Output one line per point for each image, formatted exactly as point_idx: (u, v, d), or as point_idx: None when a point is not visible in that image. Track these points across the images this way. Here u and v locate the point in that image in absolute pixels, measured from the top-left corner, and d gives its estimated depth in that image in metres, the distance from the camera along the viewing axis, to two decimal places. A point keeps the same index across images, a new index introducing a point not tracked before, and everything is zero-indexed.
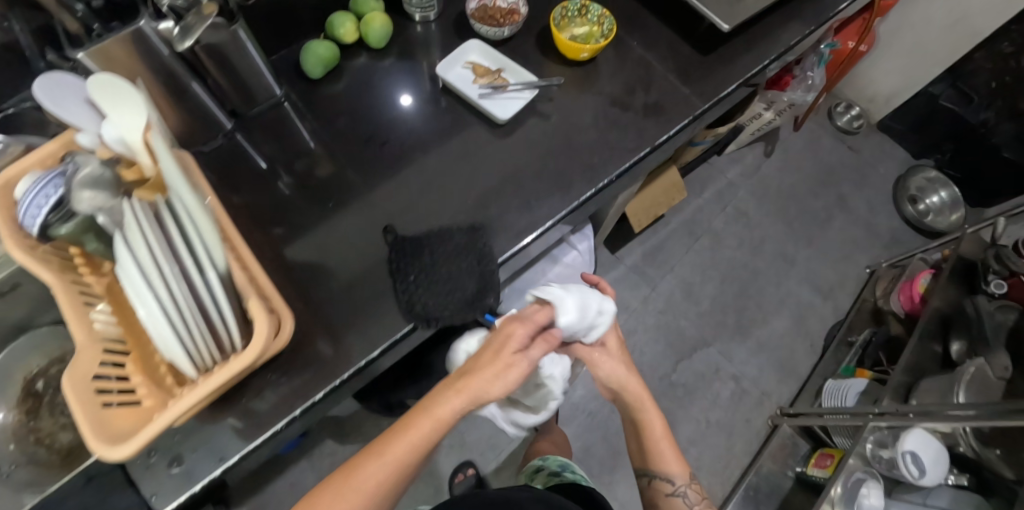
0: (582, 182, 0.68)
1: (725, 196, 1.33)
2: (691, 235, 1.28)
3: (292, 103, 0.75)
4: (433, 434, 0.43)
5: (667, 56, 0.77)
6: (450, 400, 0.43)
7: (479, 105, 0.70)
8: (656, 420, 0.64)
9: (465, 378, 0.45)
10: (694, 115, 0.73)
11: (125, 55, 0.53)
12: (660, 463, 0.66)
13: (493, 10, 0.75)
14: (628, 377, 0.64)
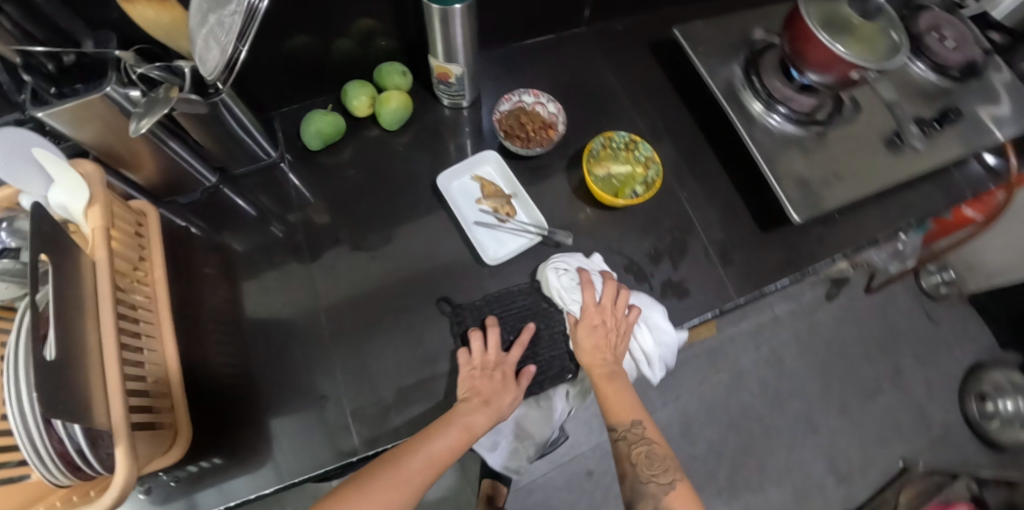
0: (558, 359, 0.58)
1: (763, 333, 1.17)
2: (709, 366, 1.14)
3: (288, 167, 0.68)
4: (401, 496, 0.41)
5: (715, 222, 0.65)
6: (409, 452, 0.45)
7: (469, 235, 0.60)
8: (618, 396, 0.51)
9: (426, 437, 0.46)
10: (721, 308, 0.61)
11: (94, 117, 0.46)
12: (610, 412, 0.51)
13: (528, 117, 0.64)
14: (600, 364, 0.53)
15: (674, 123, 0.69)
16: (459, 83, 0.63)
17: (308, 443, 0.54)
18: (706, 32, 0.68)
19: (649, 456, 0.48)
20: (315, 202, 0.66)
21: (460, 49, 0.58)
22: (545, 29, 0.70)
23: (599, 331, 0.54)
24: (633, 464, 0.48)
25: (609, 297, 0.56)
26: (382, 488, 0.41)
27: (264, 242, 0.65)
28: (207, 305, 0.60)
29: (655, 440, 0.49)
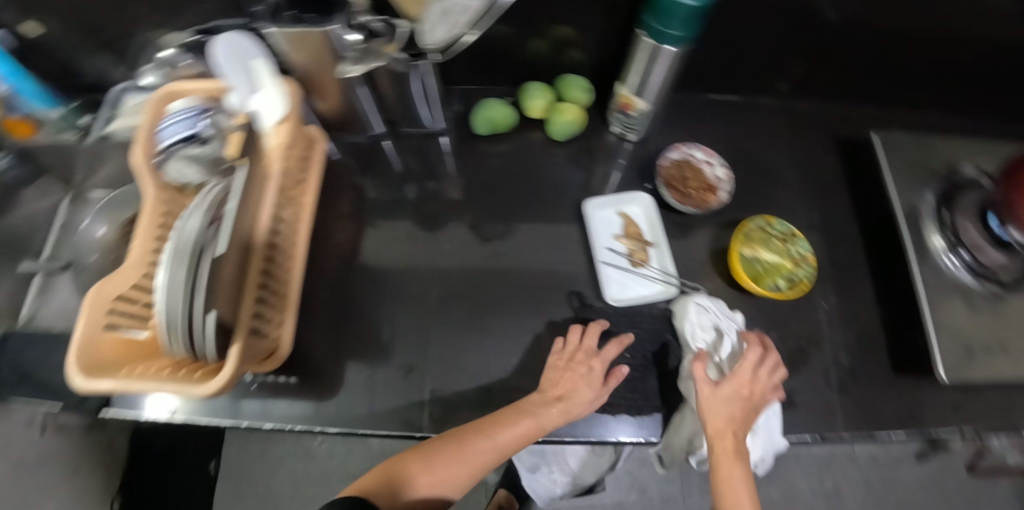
0: (642, 423, 0.55)
1: (832, 467, 1.06)
2: (762, 478, 1.05)
3: (445, 142, 0.71)
4: (491, 458, 0.48)
5: (846, 345, 0.60)
6: (510, 429, 0.48)
7: (598, 268, 0.60)
8: (732, 475, 0.48)
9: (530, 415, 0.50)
10: (822, 436, 0.56)
11: (313, 46, 0.52)
12: (721, 499, 0.48)
13: (692, 173, 0.62)
14: (727, 441, 0.49)
15: (839, 226, 0.64)
16: (638, 117, 0.63)
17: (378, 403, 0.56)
18: (911, 146, 0.63)
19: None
20: (458, 181, 0.69)
21: (654, 84, 0.59)
22: (738, 89, 0.68)
23: (736, 408, 0.51)
24: None
25: (750, 363, 0.52)
26: (473, 449, 0.47)
27: (402, 199, 0.68)
28: (337, 236, 0.65)
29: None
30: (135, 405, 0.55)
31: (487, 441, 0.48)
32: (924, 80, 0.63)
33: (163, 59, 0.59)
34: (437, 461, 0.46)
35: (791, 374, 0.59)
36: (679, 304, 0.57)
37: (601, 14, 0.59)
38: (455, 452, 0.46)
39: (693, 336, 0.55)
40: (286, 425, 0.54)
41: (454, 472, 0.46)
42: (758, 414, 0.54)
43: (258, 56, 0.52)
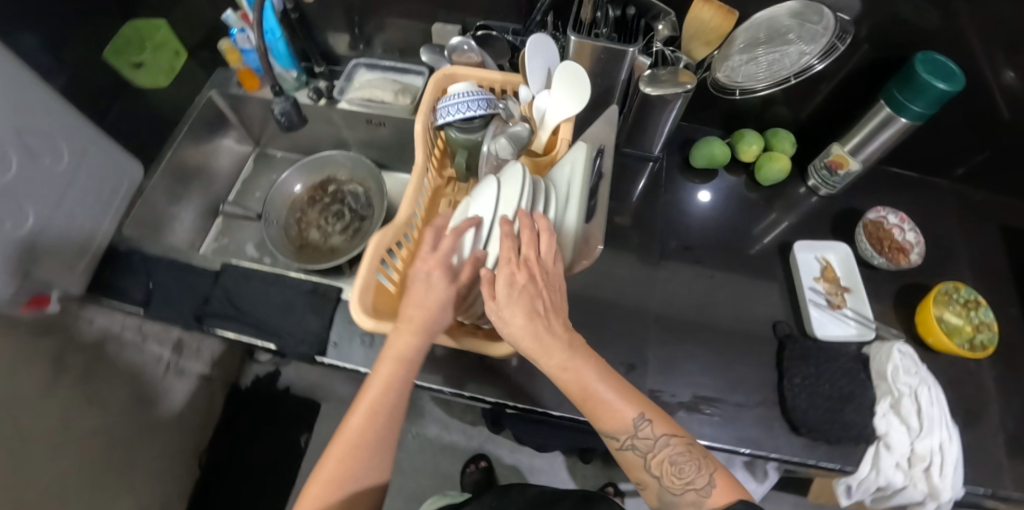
0: (828, 450, 0.60)
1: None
2: None
3: (657, 167, 0.79)
4: (404, 377, 0.46)
5: (1012, 409, 0.64)
6: (402, 338, 0.46)
7: (805, 307, 0.67)
8: (589, 382, 0.42)
9: (422, 329, 0.46)
10: (994, 492, 0.59)
11: (595, 56, 0.58)
12: (594, 416, 0.43)
13: (886, 233, 0.70)
14: (555, 359, 0.42)
15: (1003, 303, 0.70)
16: (844, 176, 0.71)
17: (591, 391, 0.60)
18: None
19: (672, 465, 0.40)
20: (657, 203, 0.76)
21: (872, 149, 0.67)
22: (918, 167, 0.78)
23: (519, 315, 0.41)
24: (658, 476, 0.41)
25: (505, 286, 0.42)
26: (393, 380, 0.46)
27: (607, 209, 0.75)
28: None
29: (671, 431, 0.40)
30: (358, 359, 0.61)
31: (391, 356, 0.46)
32: None
33: (451, 43, 0.63)
34: (375, 403, 0.45)
35: (963, 430, 0.63)
36: (878, 349, 0.64)
37: (814, 80, 0.70)
38: (380, 387, 0.46)
39: (895, 379, 0.61)
40: (491, 399, 0.60)
41: (393, 413, 0.46)
42: (946, 461, 0.58)
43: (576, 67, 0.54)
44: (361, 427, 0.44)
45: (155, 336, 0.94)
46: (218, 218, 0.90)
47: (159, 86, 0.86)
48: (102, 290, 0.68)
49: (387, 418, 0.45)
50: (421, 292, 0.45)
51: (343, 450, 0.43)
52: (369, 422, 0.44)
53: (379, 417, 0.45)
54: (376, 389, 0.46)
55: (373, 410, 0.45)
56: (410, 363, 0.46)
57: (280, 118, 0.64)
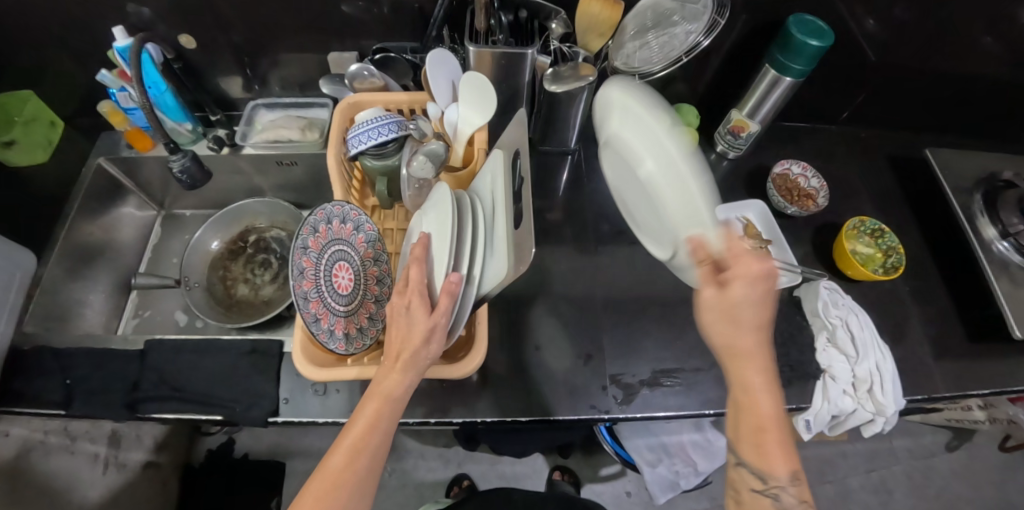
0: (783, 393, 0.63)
1: (879, 459, 1.17)
2: (818, 475, 1.15)
3: (576, 159, 0.82)
4: (390, 415, 0.43)
5: (929, 320, 0.71)
6: (387, 373, 0.43)
7: None
8: (771, 411, 0.39)
9: (401, 363, 0.43)
10: (931, 396, 0.65)
11: (495, 63, 0.59)
12: (753, 379, 0.39)
13: (793, 184, 0.77)
14: (728, 325, 0.39)
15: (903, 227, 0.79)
16: (746, 137, 0.76)
17: (556, 387, 0.61)
18: (952, 158, 0.78)
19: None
20: (583, 194, 0.78)
21: (766, 109, 0.72)
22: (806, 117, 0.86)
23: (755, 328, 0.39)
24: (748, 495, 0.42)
25: (742, 295, 0.38)
26: (378, 418, 0.43)
27: (539, 200, 0.78)
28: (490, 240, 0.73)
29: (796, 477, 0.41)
30: (314, 410, 0.59)
31: (378, 393, 0.43)
32: (938, 109, 0.82)
33: (349, 71, 0.62)
34: (358, 442, 0.42)
35: (894, 346, 0.68)
36: (807, 290, 0.69)
37: (704, 53, 0.74)
38: (365, 427, 0.43)
39: (828, 313, 0.66)
40: (455, 420, 0.59)
41: (375, 452, 0.43)
42: (884, 378, 0.62)
43: (476, 77, 0.55)
44: (344, 466, 0.42)
45: (87, 434, 0.85)
46: (132, 293, 0.83)
47: (40, 162, 0.77)
48: (10, 399, 0.60)
49: (368, 459, 0.43)
50: (409, 329, 0.43)
51: (318, 491, 0.41)
52: (350, 466, 0.42)
53: (361, 458, 0.42)
54: (360, 428, 0.43)
55: (355, 451, 0.42)
56: (398, 402, 0.44)
57: (182, 176, 0.61)
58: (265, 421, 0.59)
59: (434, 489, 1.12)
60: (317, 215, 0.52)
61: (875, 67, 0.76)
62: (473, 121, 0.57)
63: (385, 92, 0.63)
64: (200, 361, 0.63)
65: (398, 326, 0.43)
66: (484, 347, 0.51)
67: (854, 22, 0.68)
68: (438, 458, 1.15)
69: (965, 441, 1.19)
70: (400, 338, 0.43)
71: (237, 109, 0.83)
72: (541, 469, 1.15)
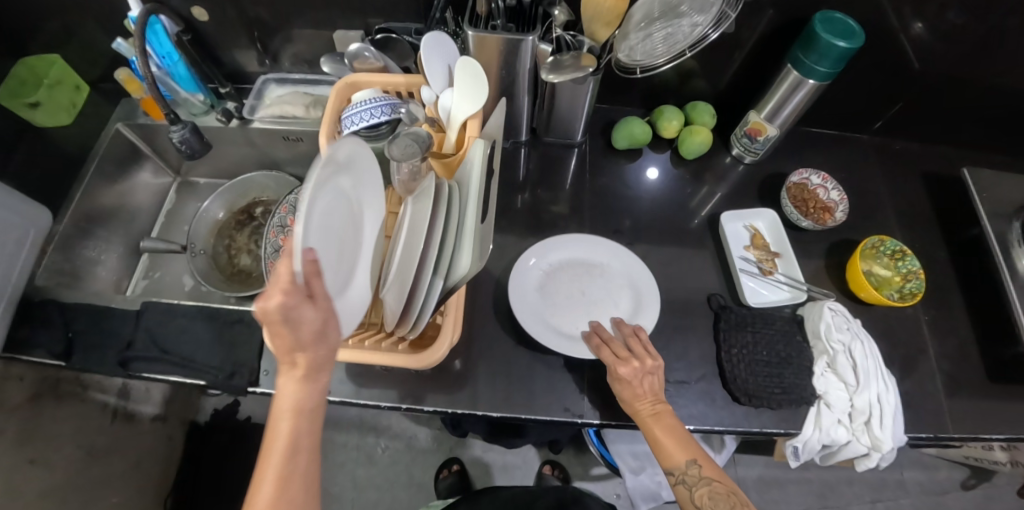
0: (773, 415, 0.60)
1: (886, 489, 1.11)
2: (818, 498, 1.10)
3: (581, 152, 0.79)
4: (308, 427, 0.38)
5: (945, 353, 0.66)
6: (293, 387, 0.37)
7: (736, 277, 0.67)
8: (673, 450, 0.50)
9: (305, 371, 0.37)
10: (937, 435, 0.60)
11: (496, 49, 0.57)
12: (656, 427, 0.51)
13: (810, 195, 0.72)
14: (642, 385, 0.53)
15: (929, 251, 0.73)
16: (764, 141, 0.71)
17: (531, 385, 0.61)
18: (994, 180, 0.71)
19: (712, 496, 0.49)
20: (586, 189, 0.76)
21: (787, 113, 0.68)
22: (835, 124, 0.81)
23: (647, 377, 0.54)
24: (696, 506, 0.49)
25: (633, 368, 0.53)
26: (295, 437, 0.38)
27: (540, 193, 0.75)
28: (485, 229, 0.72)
29: (710, 476, 0.50)
30: None
31: (285, 411, 0.37)
32: (986, 125, 0.75)
33: (349, 51, 0.61)
34: (283, 470, 0.37)
35: (903, 377, 0.64)
36: (811, 309, 0.65)
37: (726, 49, 0.69)
38: (283, 451, 0.37)
39: (829, 336, 0.61)
40: (426, 408, 0.59)
41: (307, 470, 0.39)
42: (883, 410, 0.58)
43: (470, 63, 0.53)
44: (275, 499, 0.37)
45: (97, 384, 0.90)
46: (142, 256, 0.86)
47: (62, 124, 0.81)
48: (19, 347, 0.63)
49: (304, 477, 0.39)
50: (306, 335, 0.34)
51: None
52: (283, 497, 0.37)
53: (293, 482, 0.38)
54: (279, 454, 0.37)
55: (283, 479, 0.37)
56: (311, 411, 0.38)
57: (181, 147, 0.66)
58: (245, 391, 0.60)
59: (423, 469, 1.13)
60: None
61: (917, 75, 0.70)
62: (466, 108, 0.56)
63: (384, 73, 0.63)
64: (193, 327, 0.65)
65: (276, 339, 0.34)
66: (451, 336, 0.50)
67: (894, 23, 0.62)
68: (431, 440, 1.16)
69: (984, 479, 1.11)
70: (290, 349, 0.35)
71: (250, 82, 0.84)
72: (532, 460, 1.14)
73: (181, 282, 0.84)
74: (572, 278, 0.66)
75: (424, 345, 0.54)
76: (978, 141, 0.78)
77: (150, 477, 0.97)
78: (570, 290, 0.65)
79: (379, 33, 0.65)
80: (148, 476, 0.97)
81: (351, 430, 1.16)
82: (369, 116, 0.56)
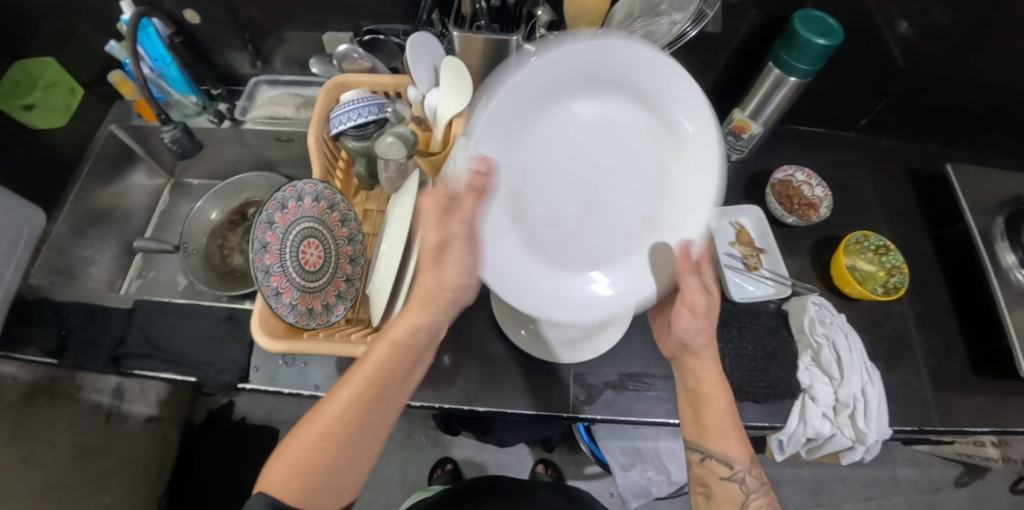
0: (758, 409, 0.60)
1: (878, 487, 1.11)
2: (811, 497, 1.10)
3: None
4: (398, 365, 0.44)
5: (930, 347, 0.66)
6: (410, 318, 0.45)
7: (721, 273, 0.67)
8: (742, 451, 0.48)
9: (423, 305, 0.45)
10: (920, 428, 0.61)
11: (482, 48, 0.58)
12: (724, 431, 0.49)
13: (795, 191, 0.73)
14: (713, 370, 0.51)
15: (914, 247, 0.74)
16: (749, 139, 0.73)
17: (518, 381, 0.61)
18: (978, 176, 0.72)
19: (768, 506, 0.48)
20: None
21: (770, 110, 0.68)
22: (821, 122, 0.82)
23: (701, 339, 0.50)
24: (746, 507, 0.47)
25: (694, 318, 0.49)
26: (386, 365, 0.43)
27: None
28: None
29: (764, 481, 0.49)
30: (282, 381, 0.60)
31: (392, 339, 0.44)
32: (969, 122, 0.75)
33: (338, 52, 0.62)
34: (357, 392, 0.42)
35: (888, 371, 0.64)
36: (795, 304, 0.65)
37: (712, 48, 0.70)
38: (373, 373, 0.43)
39: (813, 331, 0.62)
40: (413, 404, 0.60)
41: (383, 402, 0.44)
42: (867, 404, 0.58)
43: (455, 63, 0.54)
44: (347, 413, 0.42)
45: (92, 384, 0.90)
46: (136, 256, 0.87)
47: (57, 125, 0.82)
48: (12, 345, 0.64)
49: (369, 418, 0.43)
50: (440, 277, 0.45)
51: (320, 448, 0.41)
52: (351, 414, 0.42)
53: (368, 413, 0.43)
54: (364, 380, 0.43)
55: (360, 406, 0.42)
56: (407, 350, 0.45)
57: (173, 147, 0.67)
58: (235, 387, 0.61)
59: (417, 469, 1.13)
60: (286, 191, 0.53)
61: (900, 72, 0.70)
62: (450, 107, 0.57)
63: (372, 74, 0.63)
64: (184, 324, 0.66)
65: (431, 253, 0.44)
66: None
67: (874, 21, 0.63)
68: (425, 440, 1.17)
69: (976, 477, 1.12)
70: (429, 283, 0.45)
71: (243, 84, 0.85)
72: (525, 459, 1.14)
73: (175, 282, 0.85)
74: (572, 203, 0.50)
75: None
76: (962, 138, 0.79)
77: (144, 477, 0.98)
78: None
79: (367, 34, 0.66)
80: (143, 476, 0.97)
81: None
82: (355, 115, 0.56)
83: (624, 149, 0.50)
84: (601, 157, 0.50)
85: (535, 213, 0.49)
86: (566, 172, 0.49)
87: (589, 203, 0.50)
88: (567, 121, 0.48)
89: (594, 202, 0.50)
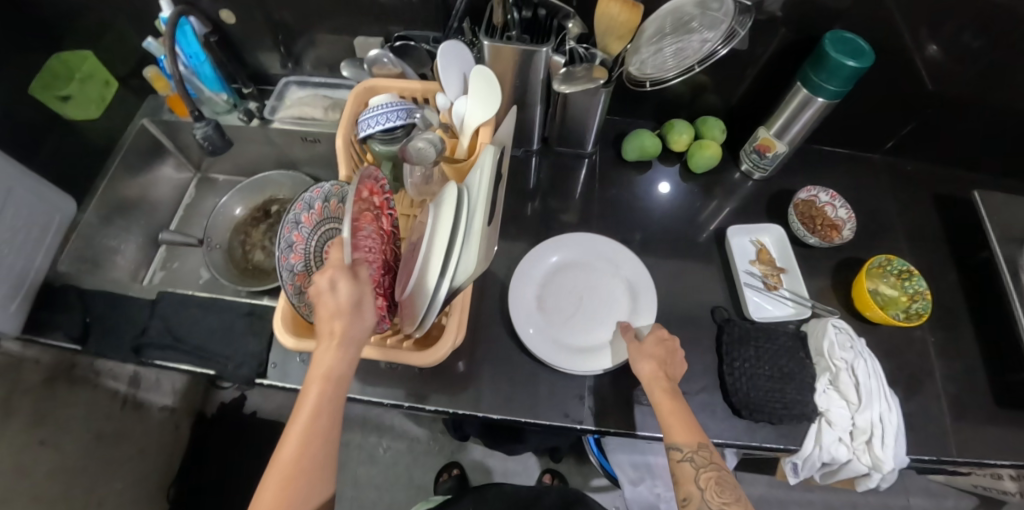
0: (773, 431, 0.60)
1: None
2: None
3: (592, 162, 0.80)
4: (333, 394, 0.43)
5: (952, 376, 0.65)
6: (330, 354, 0.43)
7: (742, 291, 0.67)
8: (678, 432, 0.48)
9: (335, 337, 0.42)
10: (940, 458, 0.60)
11: (511, 58, 0.58)
12: (663, 415, 0.49)
13: (818, 212, 0.72)
14: (646, 362, 0.52)
15: (938, 273, 0.73)
16: (773, 158, 0.72)
17: (533, 390, 0.61)
18: (1006, 204, 0.71)
19: (721, 482, 0.45)
20: (593, 199, 0.77)
21: (796, 130, 0.68)
22: (845, 143, 0.81)
23: (649, 363, 0.52)
24: (700, 488, 0.45)
25: (645, 346, 0.54)
26: (320, 400, 0.42)
27: (551, 200, 0.77)
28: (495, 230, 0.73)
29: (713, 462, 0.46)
30: (299, 379, 0.61)
31: (318, 375, 0.42)
32: (998, 149, 0.75)
33: (369, 56, 0.63)
34: (307, 432, 0.41)
35: (907, 398, 0.63)
36: (815, 325, 0.65)
37: (738, 65, 0.70)
38: (311, 412, 0.42)
39: (832, 354, 0.61)
40: (428, 408, 0.60)
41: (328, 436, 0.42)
42: (886, 430, 0.57)
43: (485, 71, 0.54)
44: (298, 456, 0.40)
45: (109, 371, 0.92)
46: (160, 247, 0.88)
47: (90, 117, 0.84)
48: (39, 329, 0.65)
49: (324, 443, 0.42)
50: (341, 305, 0.42)
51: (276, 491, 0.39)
52: (305, 454, 0.41)
53: (314, 444, 0.41)
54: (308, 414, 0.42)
55: (307, 437, 0.41)
56: (340, 378, 0.43)
57: (204, 143, 0.68)
58: (253, 382, 0.62)
59: (423, 472, 1.14)
60: (314, 193, 0.54)
61: (929, 96, 0.70)
62: (479, 115, 0.57)
63: (401, 79, 0.64)
64: (206, 317, 0.67)
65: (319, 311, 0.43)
66: (454, 336, 0.51)
67: (905, 44, 0.63)
68: (433, 443, 1.17)
69: None
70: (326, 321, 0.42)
71: (272, 84, 0.87)
72: (532, 468, 1.14)
73: (197, 275, 0.86)
74: (563, 287, 0.66)
75: (428, 344, 0.55)
76: (990, 165, 0.78)
77: (155, 464, 0.99)
78: (570, 298, 0.65)
79: (397, 41, 0.67)
80: (152, 464, 0.98)
81: (354, 428, 1.17)
82: (385, 120, 0.57)
83: (609, 268, 0.67)
84: (601, 279, 0.66)
85: (552, 307, 0.64)
86: (569, 289, 0.65)
87: (588, 301, 0.64)
88: (574, 246, 0.68)
89: (586, 298, 0.65)
